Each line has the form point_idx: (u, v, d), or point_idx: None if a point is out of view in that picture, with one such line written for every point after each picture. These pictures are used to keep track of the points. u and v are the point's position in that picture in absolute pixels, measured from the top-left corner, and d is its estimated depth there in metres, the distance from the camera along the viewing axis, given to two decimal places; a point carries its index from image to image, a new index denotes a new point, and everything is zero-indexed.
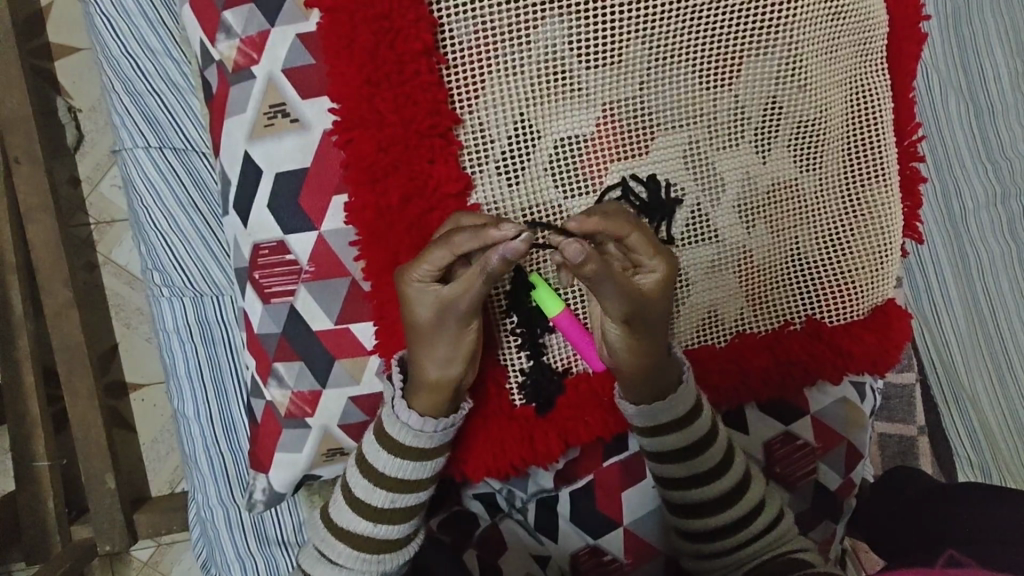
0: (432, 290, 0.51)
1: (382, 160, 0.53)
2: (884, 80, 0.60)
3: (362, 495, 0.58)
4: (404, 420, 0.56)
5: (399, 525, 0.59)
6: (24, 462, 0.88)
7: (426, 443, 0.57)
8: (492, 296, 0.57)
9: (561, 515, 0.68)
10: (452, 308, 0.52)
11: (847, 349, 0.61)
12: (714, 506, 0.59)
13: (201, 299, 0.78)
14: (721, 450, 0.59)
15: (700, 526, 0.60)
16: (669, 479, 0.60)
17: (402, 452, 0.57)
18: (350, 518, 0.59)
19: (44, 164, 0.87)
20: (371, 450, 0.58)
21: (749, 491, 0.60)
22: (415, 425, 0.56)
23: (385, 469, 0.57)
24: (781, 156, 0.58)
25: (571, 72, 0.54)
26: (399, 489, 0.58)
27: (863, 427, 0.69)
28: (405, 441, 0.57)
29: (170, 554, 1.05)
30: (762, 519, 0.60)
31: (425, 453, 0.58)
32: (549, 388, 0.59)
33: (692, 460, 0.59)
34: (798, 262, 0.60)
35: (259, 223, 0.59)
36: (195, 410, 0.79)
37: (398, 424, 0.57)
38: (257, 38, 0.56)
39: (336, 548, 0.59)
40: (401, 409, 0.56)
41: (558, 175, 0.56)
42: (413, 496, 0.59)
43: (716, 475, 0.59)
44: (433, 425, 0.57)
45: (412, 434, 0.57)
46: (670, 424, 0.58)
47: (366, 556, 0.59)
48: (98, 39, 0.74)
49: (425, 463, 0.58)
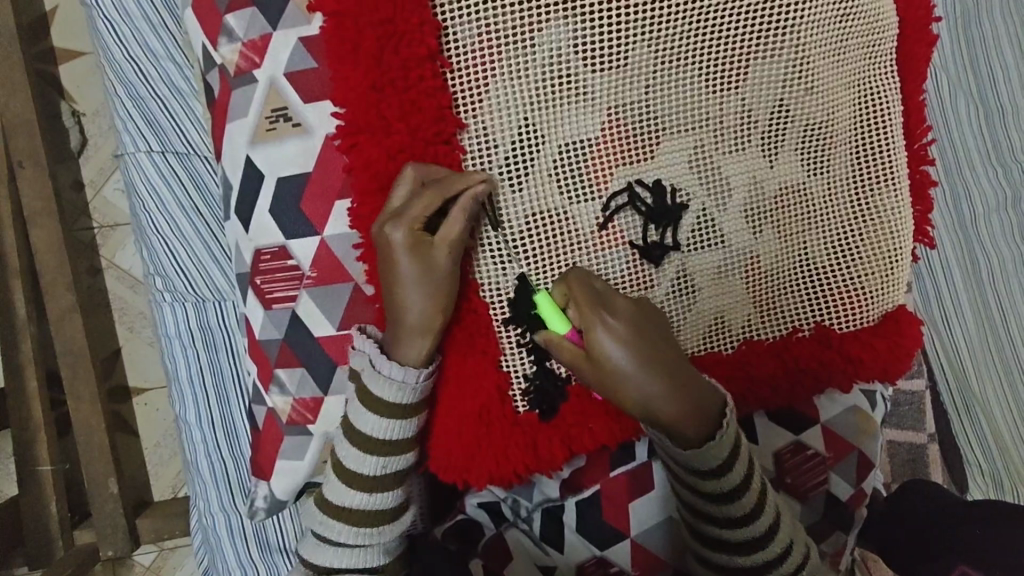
0: (415, 241, 0.51)
1: (390, 168, 0.52)
2: (893, 80, 0.60)
3: (353, 467, 0.57)
4: (387, 375, 0.55)
5: (394, 490, 0.59)
6: (26, 467, 0.88)
7: (410, 397, 0.56)
8: (487, 262, 0.55)
9: (566, 526, 0.67)
10: (425, 267, 0.52)
11: (857, 355, 0.59)
12: (742, 546, 0.56)
13: (204, 304, 0.77)
14: (750, 494, 0.55)
15: (725, 560, 0.57)
16: (692, 506, 0.57)
17: (389, 412, 0.56)
18: (343, 494, 0.58)
19: (48, 169, 0.87)
20: (356, 411, 0.57)
21: (774, 538, 0.56)
22: (398, 378, 0.55)
23: (373, 432, 0.56)
24: (789, 159, 0.58)
25: (576, 76, 0.54)
26: (387, 452, 0.58)
27: (873, 435, 0.69)
28: (388, 396, 0.56)
29: (172, 558, 1.04)
30: (788, 561, 0.57)
31: (409, 410, 0.57)
32: (552, 394, 0.57)
33: (721, 504, 0.55)
34: (806, 267, 0.59)
35: (260, 228, 0.59)
36: (196, 416, 0.78)
37: (380, 378, 0.55)
38: (260, 41, 0.56)
39: (335, 528, 0.59)
40: (382, 364, 0.55)
41: (562, 179, 0.55)
42: (404, 458, 0.58)
43: (742, 519, 0.55)
44: (416, 376, 0.56)
45: (396, 389, 0.56)
46: (690, 468, 0.54)
47: (368, 531, 0.59)
48: (100, 42, 0.73)
49: (411, 420, 0.57)
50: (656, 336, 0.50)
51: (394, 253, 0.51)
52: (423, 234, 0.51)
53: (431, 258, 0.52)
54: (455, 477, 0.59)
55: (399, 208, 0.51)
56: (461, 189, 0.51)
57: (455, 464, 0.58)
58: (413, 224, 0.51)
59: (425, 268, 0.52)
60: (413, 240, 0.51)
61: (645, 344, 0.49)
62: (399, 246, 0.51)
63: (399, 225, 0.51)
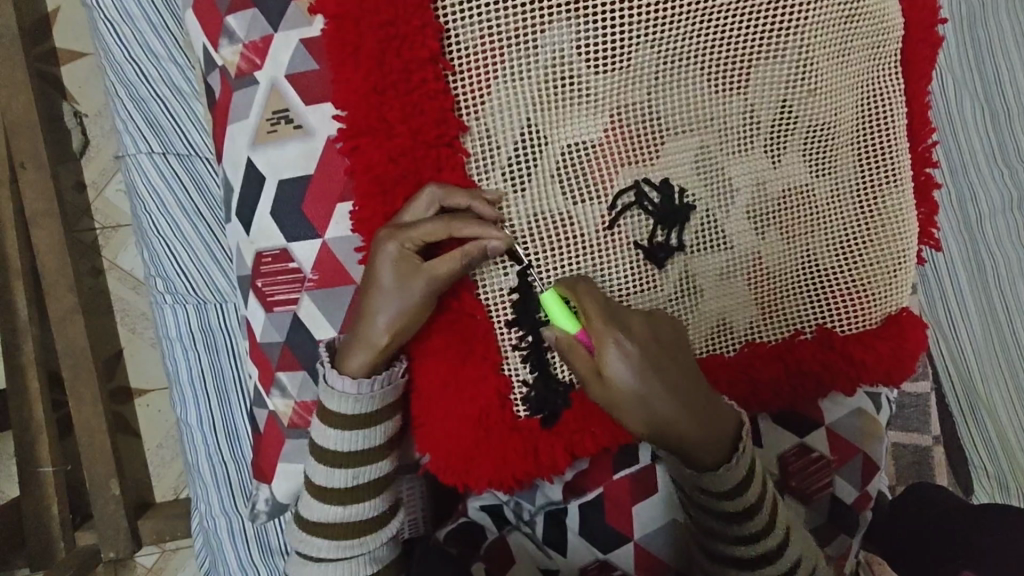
0: (409, 259, 0.51)
1: (390, 171, 0.52)
2: (897, 81, 0.59)
3: (321, 482, 0.58)
4: (341, 388, 0.56)
5: (372, 500, 0.59)
6: (27, 467, 0.88)
7: (370, 406, 0.57)
8: (490, 259, 0.55)
9: (570, 529, 0.67)
10: (415, 284, 0.52)
11: (859, 359, 0.59)
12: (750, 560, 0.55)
13: (204, 306, 0.77)
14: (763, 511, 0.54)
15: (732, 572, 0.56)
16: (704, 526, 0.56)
17: (351, 424, 0.57)
18: (317, 509, 0.58)
19: (50, 170, 0.87)
20: (319, 428, 0.57)
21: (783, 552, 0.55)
22: (350, 391, 0.56)
23: (338, 446, 0.57)
24: (793, 160, 0.57)
25: (579, 77, 0.53)
26: (355, 463, 0.58)
27: (878, 437, 0.68)
28: (344, 409, 0.56)
29: (175, 560, 1.04)
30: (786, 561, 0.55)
31: (372, 418, 0.57)
32: (554, 400, 0.56)
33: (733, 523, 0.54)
34: (810, 270, 0.59)
35: (262, 231, 0.59)
36: (197, 418, 0.78)
37: (333, 392, 0.56)
38: (261, 43, 0.55)
39: (315, 543, 0.59)
40: (333, 378, 0.56)
41: (565, 181, 0.54)
42: (374, 468, 0.59)
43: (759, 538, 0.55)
44: (369, 387, 0.56)
45: (352, 400, 0.56)
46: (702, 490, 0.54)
47: (349, 543, 0.59)
48: (101, 44, 0.73)
49: (376, 429, 0.58)
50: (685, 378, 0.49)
51: (378, 262, 0.52)
52: (413, 254, 0.51)
53: (422, 277, 0.52)
54: (454, 479, 0.58)
55: (406, 224, 0.51)
56: (468, 232, 0.51)
57: (455, 467, 0.58)
58: (407, 242, 0.51)
59: (403, 287, 0.52)
60: (403, 257, 0.51)
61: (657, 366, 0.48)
62: (387, 258, 0.51)
63: (394, 242, 0.51)
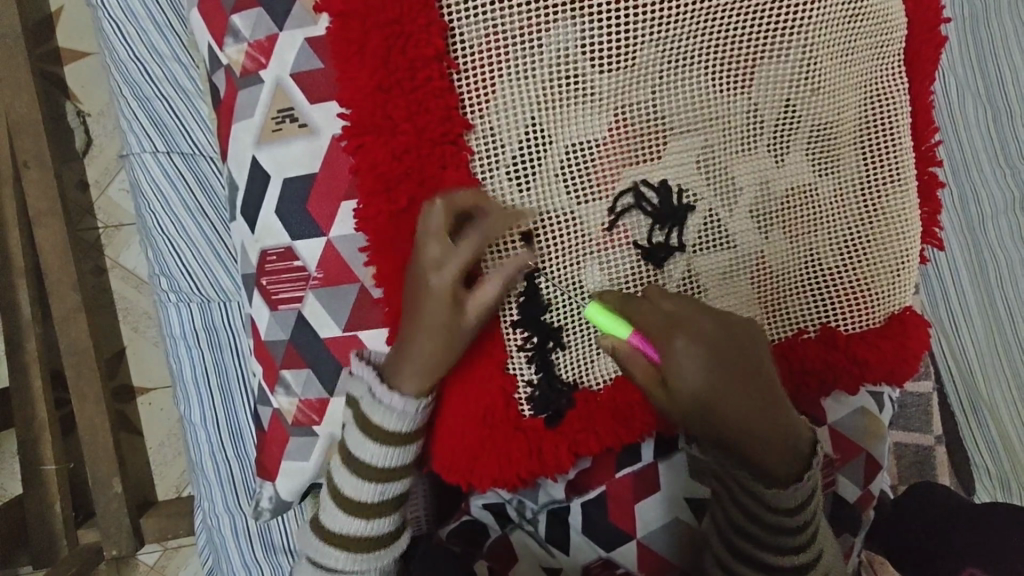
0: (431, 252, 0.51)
1: (395, 168, 0.52)
2: (901, 79, 0.59)
3: (350, 494, 0.58)
4: (388, 403, 0.56)
5: (390, 516, 0.60)
6: (31, 465, 0.88)
7: (409, 426, 0.57)
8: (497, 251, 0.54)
9: (573, 528, 0.67)
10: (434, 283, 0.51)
11: (862, 356, 0.59)
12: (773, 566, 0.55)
13: (208, 304, 0.77)
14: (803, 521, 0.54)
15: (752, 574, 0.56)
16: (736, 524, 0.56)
17: (389, 441, 0.57)
18: (340, 520, 0.59)
19: (53, 170, 0.87)
20: (355, 440, 0.57)
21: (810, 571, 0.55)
22: (396, 407, 0.56)
23: (373, 460, 0.57)
24: (796, 158, 0.57)
25: (584, 76, 0.53)
26: (382, 479, 0.58)
27: (881, 437, 0.69)
28: (386, 424, 0.56)
29: (178, 557, 1.04)
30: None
31: (409, 437, 0.58)
32: (559, 400, 0.57)
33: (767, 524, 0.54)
34: (813, 268, 0.59)
35: (268, 229, 0.59)
36: (201, 417, 0.78)
37: (379, 406, 0.56)
38: (267, 42, 0.56)
39: (330, 553, 0.59)
40: (380, 391, 0.56)
41: (570, 180, 0.55)
42: (398, 485, 0.59)
43: (794, 548, 0.55)
44: (416, 407, 0.56)
45: (396, 417, 0.56)
46: (745, 489, 0.54)
47: (363, 557, 0.59)
48: (106, 43, 0.73)
49: (410, 447, 0.58)
50: (739, 374, 0.49)
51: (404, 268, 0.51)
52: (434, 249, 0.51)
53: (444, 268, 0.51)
54: (457, 477, 0.58)
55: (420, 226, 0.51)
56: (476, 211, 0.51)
57: (459, 464, 0.58)
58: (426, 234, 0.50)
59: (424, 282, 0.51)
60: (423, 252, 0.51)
61: (722, 367, 0.49)
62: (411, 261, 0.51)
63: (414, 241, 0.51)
